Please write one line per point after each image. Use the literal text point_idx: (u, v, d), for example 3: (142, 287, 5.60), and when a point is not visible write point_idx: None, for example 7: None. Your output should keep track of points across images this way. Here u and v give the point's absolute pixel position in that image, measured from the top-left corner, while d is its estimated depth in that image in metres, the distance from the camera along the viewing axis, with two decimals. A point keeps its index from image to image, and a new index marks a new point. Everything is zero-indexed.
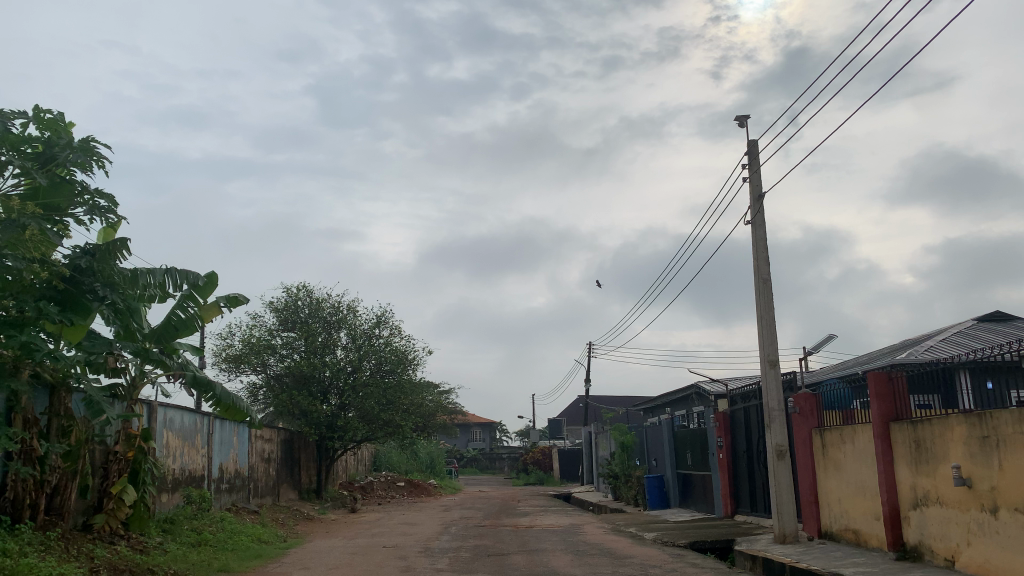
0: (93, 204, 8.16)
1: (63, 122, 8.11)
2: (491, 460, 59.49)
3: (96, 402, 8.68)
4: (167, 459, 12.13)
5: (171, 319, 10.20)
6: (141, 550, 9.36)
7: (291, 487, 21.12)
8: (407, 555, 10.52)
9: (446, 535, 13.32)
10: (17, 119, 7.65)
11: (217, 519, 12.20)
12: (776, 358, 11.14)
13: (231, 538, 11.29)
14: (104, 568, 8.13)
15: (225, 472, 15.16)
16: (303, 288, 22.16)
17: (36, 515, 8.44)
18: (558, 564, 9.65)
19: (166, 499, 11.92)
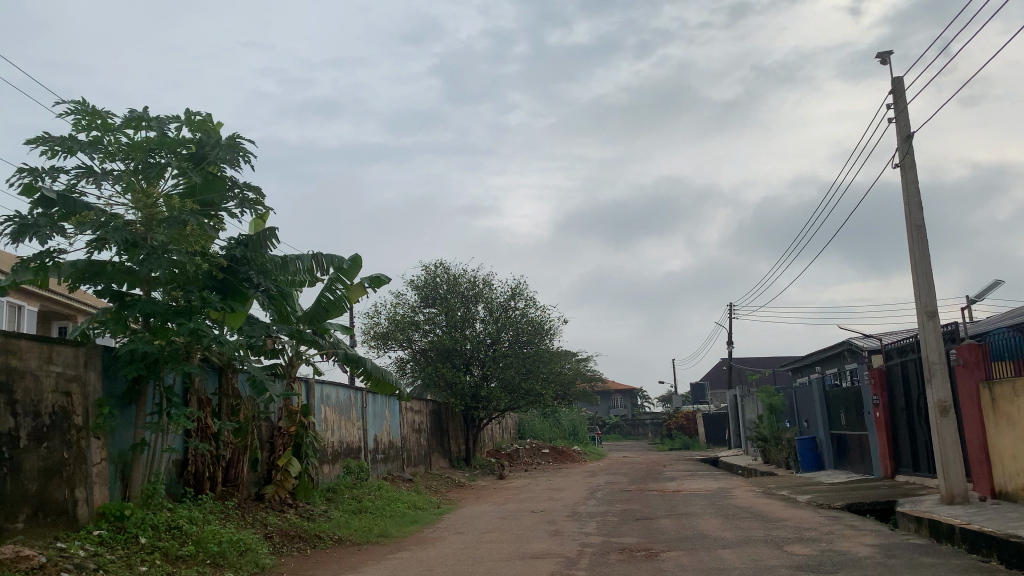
0: (243, 197, 8.71)
1: (212, 122, 8.66)
2: (636, 426, 59.59)
3: (260, 381, 9.31)
4: (326, 432, 12.91)
5: (321, 300, 10.79)
6: (308, 517, 10.05)
7: (442, 456, 21.99)
8: (556, 520, 10.71)
9: (593, 499, 13.46)
10: (171, 123, 8.24)
11: (375, 487, 12.87)
12: (935, 309, 10.43)
13: (389, 505, 11.91)
14: (277, 534, 8.80)
15: (379, 443, 15.96)
16: (441, 265, 22.79)
17: (215, 486, 9.23)
18: (707, 528, 9.54)
19: (328, 469, 12.71)
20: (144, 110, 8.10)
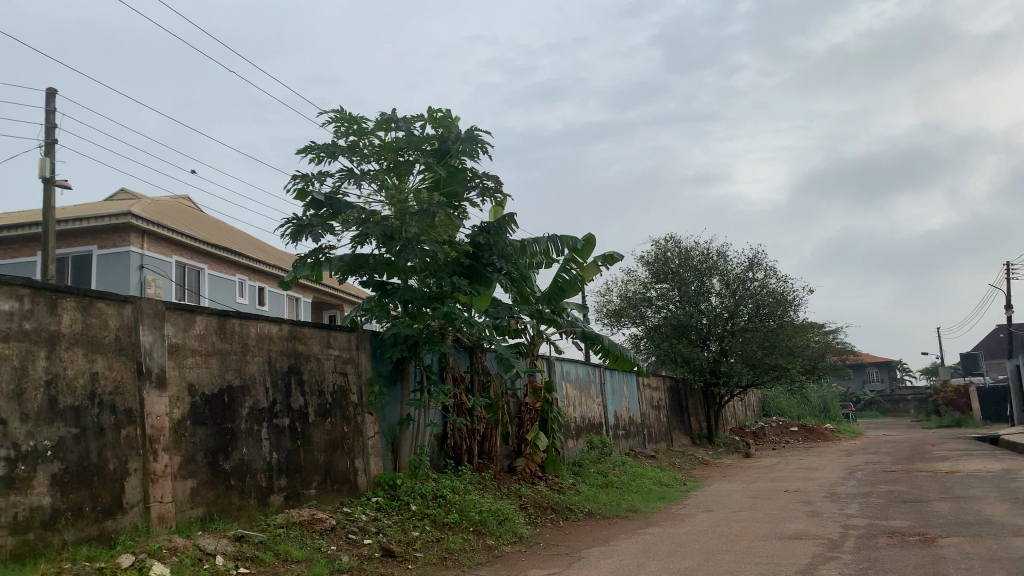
0: (482, 186, 9.13)
1: (451, 117, 9.14)
2: (892, 402, 55.00)
3: (507, 359, 9.75)
4: (569, 408, 13.25)
5: (558, 280, 11.05)
6: (558, 490, 10.40)
7: (683, 433, 21.76)
8: (812, 500, 10.18)
9: (853, 479, 12.62)
10: (416, 122, 8.81)
11: (619, 462, 13.02)
12: None
13: (635, 480, 11.99)
14: (531, 505, 9.21)
15: (620, 419, 16.11)
16: (671, 239, 22.43)
17: (472, 458, 9.85)
18: (992, 513, 8.58)
19: (572, 444, 13.06)
20: (392, 112, 8.74)
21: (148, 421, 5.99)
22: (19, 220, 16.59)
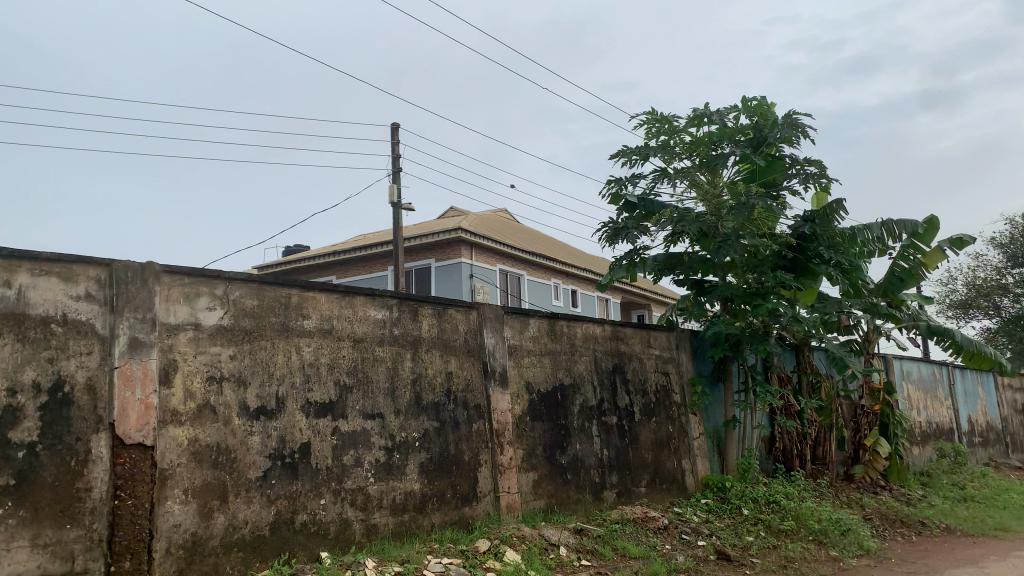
0: (805, 173, 8.59)
1: (767, 104, 8.73)
2: None
3: (840, 358, 9.07)
4: (912, 412, 11.99)
5: (896, 270, 10.10)
6: (907, 501, 9.43)
7: None
8: None
9: None
10: (730, 113, 8.54)
11: (979, 473, 11.47)
12: None
13: (1001, 494, 10.47)
14: (876, 516, 8.46)
15: (975, 424, 14.22)
16: None
17: (804, 464, 9.32)
18: None
19: (918, 452, 11.81)
20: (705, 106, 8.58)
21: (493, 417, 6.48)
22: (370, 240, 19.00)
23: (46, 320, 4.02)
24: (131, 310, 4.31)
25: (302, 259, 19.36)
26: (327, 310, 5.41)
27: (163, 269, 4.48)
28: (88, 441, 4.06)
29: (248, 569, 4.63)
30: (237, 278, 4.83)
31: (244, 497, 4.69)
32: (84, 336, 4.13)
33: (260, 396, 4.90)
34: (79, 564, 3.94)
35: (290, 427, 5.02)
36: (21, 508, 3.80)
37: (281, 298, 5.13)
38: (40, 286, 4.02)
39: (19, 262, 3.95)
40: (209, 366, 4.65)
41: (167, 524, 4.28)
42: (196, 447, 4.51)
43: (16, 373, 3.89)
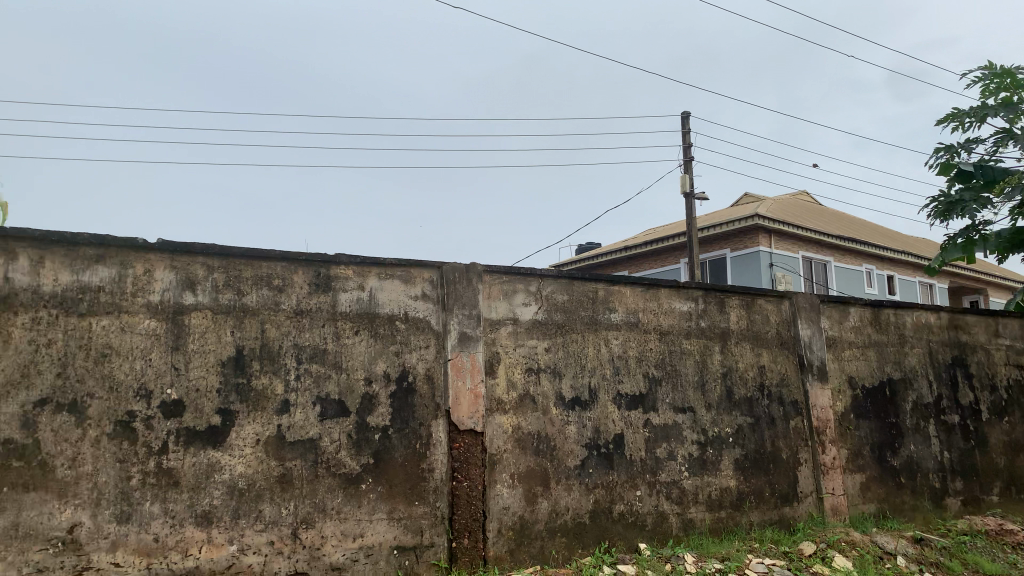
0: None
1: None
2: None
3: None
4: None
5: None
6: None
7: None
8: None
9: None
10: None
11: None
12: None
13: None
14: None
15: None
16: None
17: None
18: None
19: None
20: None
21: (813, 413, 6.04)
22: (662, 232, 18.81)
23: (391, 318, 4.46)
24: (459, 307, 4.63)
25: (597, 255, 19.73)
26: (633, 303, 5.28)
27: (484, 268, 4.74)
28: (428, 427, 4.44)
29: (572, 554, 4.73)
30: (548, 273, 4.91)
31: (565, 484, 4.78)
32: (422, 332, 4.52)
33: (574, 387, 4.94)
34: (426, 538, 4.35)
35: (603, 418, 4.99)
36: (379, 485, 4.28)
37: (589, 291, 5.12)
38: (385, 288, 4.47)
39: (369, 267, 4.44)
40: (527, 358, 4.81)
41: (498, 507, 4.54)
42: (520, 435, 4.69)
43: (370, 364, 4.37)
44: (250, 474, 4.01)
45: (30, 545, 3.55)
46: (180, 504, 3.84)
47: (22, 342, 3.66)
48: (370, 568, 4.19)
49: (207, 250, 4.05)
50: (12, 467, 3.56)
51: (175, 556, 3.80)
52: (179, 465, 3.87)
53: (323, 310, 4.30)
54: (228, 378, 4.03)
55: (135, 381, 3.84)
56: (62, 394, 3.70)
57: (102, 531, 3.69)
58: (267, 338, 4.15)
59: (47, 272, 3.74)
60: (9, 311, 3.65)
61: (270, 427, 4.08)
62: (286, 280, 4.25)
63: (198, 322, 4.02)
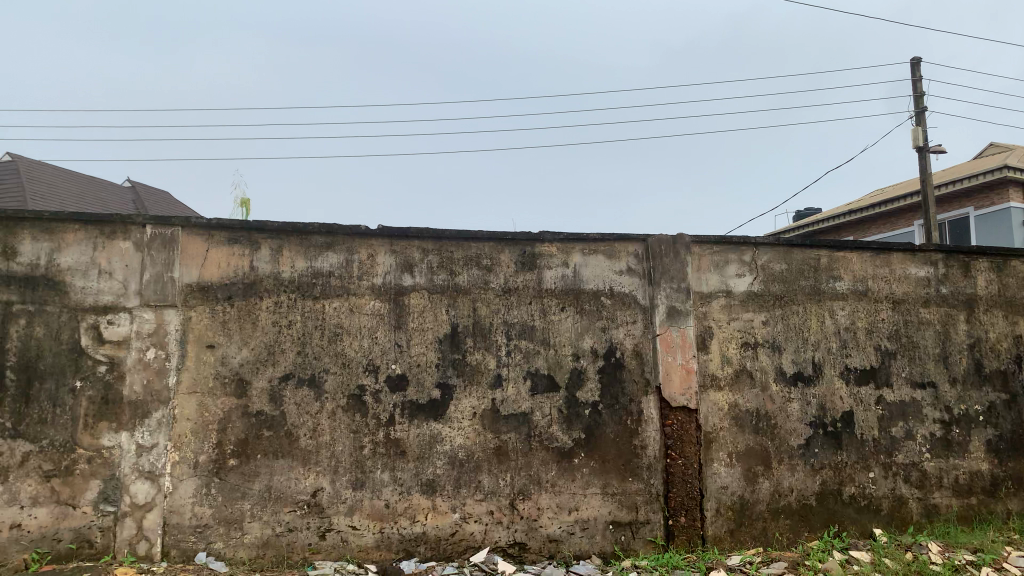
0: None
1: None
2: None
3: None
4: None
5: None
6: None
7: None
8: None
9: None
10: None
11: None
12: None
13: None
14: None
15: None
16: None
17: None
18: None
19: None
20: None
21: None
22: (891, 193, 17.20)
23: (598, 294, 4.42)
24: (667, 281, 4.48)
25: (817, 223, 18.46)
26: (860, 271, 4.81)
27: (693, 239, 4.54)
28: (640, 402, 4.37)
29: (798, 538, 4.46)
30: (763, 241, 4.60)
31: (788, 464, 4.50)
32: (630, 307, 4.44)
33: (795, 362, 4.60)
34: (641, 515, 4.29)
35: (829, 395, 4.62)
36: (592, 459, 4.27)
37: (810, 259, 4.73)
38: (590, 264, 4.44)
39: (574, 243, 4.42)
40: (742, 333, 4.55)
41: (715, 485, 4.38)
42: (736, 412, 4.48)
43: (578, 340, 4.36)
44: (469, 446, 4.16)
45: (282, 506, 3.93)
46: (407, 473, 4.07)
47: (268, 324, 4.04)
48: (586, 542, 4.22)
49: (420, 233, 4.23)
50: (265, 436, 3.96)
51: (404, 521, 4.04)
52: (404, 436, 4.10)
53: (530, 288, 4.35)
54: (444, 354, 4.20)
55: (363, 358, 4.11)
56: (302, 370, 4.05)
57: (340, 496, 4.00)
58: (478, 316, 4.27)
59: (285, 260, 4.10)
60: (256, 296, 4.05)
61: (485, 402, 4.21)
62: (494, 260, 4.34)
63: (416, 302, 4.22)
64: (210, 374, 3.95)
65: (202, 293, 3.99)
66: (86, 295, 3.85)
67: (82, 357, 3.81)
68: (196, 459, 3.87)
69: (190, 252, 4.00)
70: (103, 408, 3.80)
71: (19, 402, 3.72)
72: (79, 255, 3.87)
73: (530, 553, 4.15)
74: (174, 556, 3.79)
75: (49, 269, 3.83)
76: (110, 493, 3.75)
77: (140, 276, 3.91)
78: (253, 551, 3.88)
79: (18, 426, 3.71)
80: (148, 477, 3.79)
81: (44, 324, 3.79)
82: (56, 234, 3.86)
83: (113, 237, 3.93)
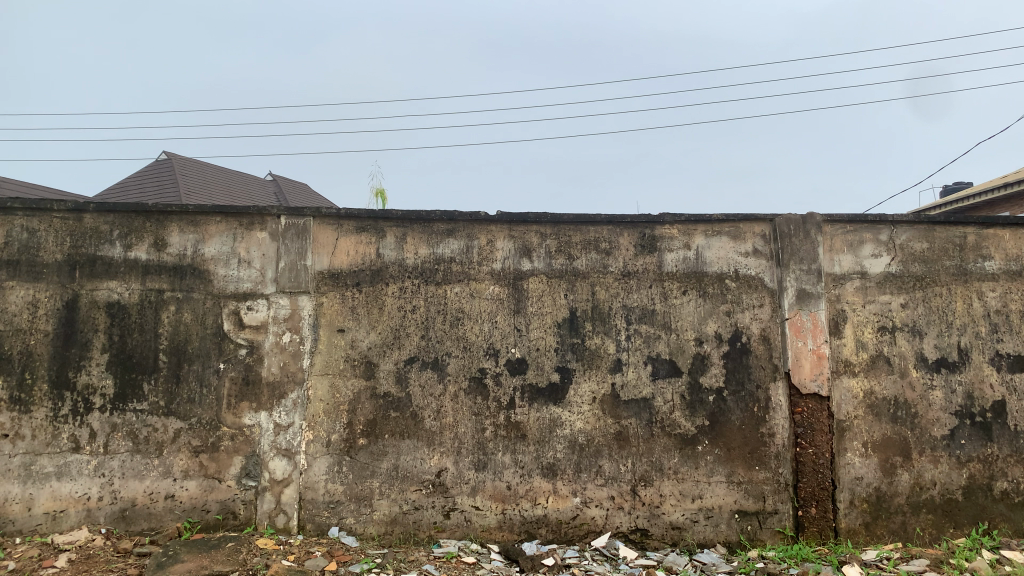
0: None
1: None
2: None
3: None
4: None
5: None
6: None
7: None
8: None
9: None
10: None
11: None
12: None
13: None
14: None
15: None
16: None
17: None
18: None
19: None
20: None
21: None
22: None
23: (721, 277, 4.29)
24: (797, 263, 4.28)
25: (968, 197, 17.11)
26: (1014, 249, 4.39)
27: (825, 218, 4.32)
28: (767, 389, 4.22)
29: (942, 534, 4.18)
30: (902, 219, 4.32)
31: (930, 456, 4.22)
32: (756, 290, 4.29)
33: (939, 348, 4.31)
34: (769, 505, 4.16)
35: (977, 383, 4.29)
36: (716, 447, 4.17)
37: (955, 238, 4.39)
38: (714, 246, 4.31)
39: (696, 225, 4.31)
40: (879, 316, 4.30)
41: (849, 476, 4.18)
42: (872, 400, 4.24)
43: (701, 325, 4.26)
44: (589, 430, 4.15)
45: (408, 485, 4.07)
46: (527, 455, 4.12)
47: (393, 309, 4.17)
48: (711, 530, 4.13)
49: (539, 218, 4.24)
50: (392, 417, 4.10)
51: (525, 503, 4.09)
52: (526, 419, 4.14)
53: (651, 271, 4.28)
54: (564, 339, 4.21)
55: (484, 342, 4.18)
56: (426, 353, 4.16)
57: (463, 477, 4.09)
58: (597, 300, 4.25)
59: (409, 248, 4.21)
60: (382, 282, 4.18)
61: (605, 386, 4.19)
62: (613, 243, 4.29)
63: (535, 287, 4.24)
64: (340, 357, 4.12)
65: (333, 280, 4.16)
66: (228, 282, 4.10)
67: (225, 341, 4.07)
68: (329, 438, 4.06)
69: (321, 241, 4.18)
70: (244, 388, 4.05)
71: (171, 382, 4.02)
72: (222, 246, 4.13)
73: (653, 540, 4.11)
74: (310, 529, 4.00)
75: (195, 259, 4.10)
76: (251, 468, 4.00)
77: (275, 265, 4.13)
78: (382, 528, 4.04)
79: (170, 404, 4.01)
80: (285, 454, 4.02)
81: (191, 310, 4.07)
82: (201, 226, 4.13)
83: (251, 228, 4.16)
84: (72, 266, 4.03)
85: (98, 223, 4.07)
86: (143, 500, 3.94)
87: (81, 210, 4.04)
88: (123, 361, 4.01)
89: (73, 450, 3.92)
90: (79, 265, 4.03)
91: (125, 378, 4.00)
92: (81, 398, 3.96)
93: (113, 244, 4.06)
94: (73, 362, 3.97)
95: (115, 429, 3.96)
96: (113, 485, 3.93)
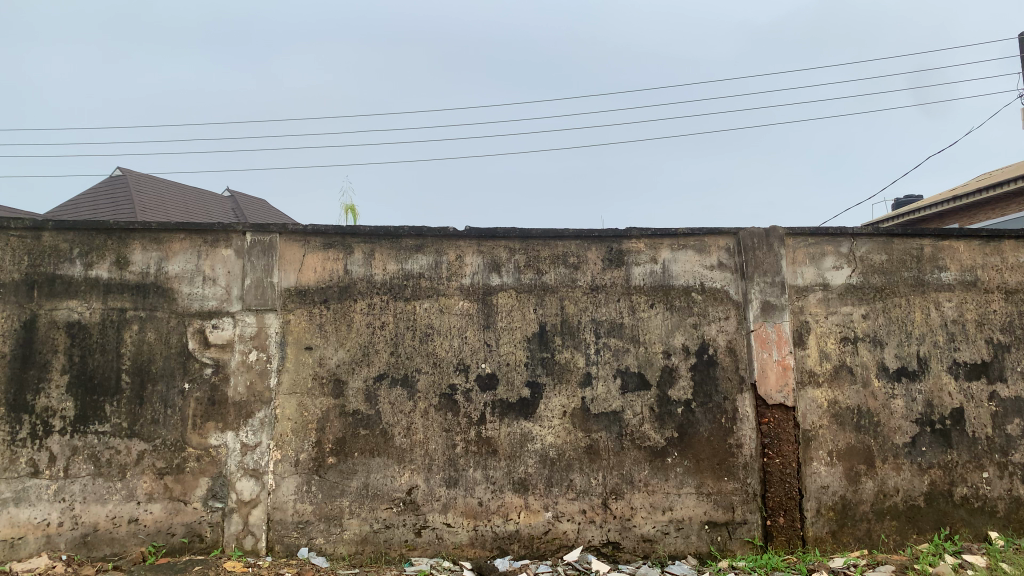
0: None
1: None
2: None
3: None
4: None
5: None
6: None
7: None
8: None
9: None
10: None
11: None
12: None
13: None
14: None
15: None
16: None
17: None
18: None
19: None
20: None
21: None
22: (1001, 174, 16.13)
23: (688, 290, 4.35)
24: (761, 275, 4.35)
25: (919, 211, 17.57)
26: (968, 260, 4.53)
27: (787, 231, 4.40)
28: (734, 401, 4.27)
29: (906, 540, 4.26)
30: (862, 231, 4.43)
31: (894, 463, 4.31)
32: (721, 302, 4.35)
33: (899, 357, 4.40)
34: (738, 515, 4.20)
35: (936, 390, 4.39)
36: (685, 459, 4.21)
37: (912, 250, 4.50)
38: (680, 259, 4.36)
39: (662, 239, 4.36)
40: (842, 327, 4.39)
41: (816, 485, 4.24)
42: (837, 409, 4.32)
43: (669, 337, 4.30)
44: (560, 444, 4.16)
45: (379, 503, 4.03)
46: (498, 471, 4.11)
47: (362, 325, 4.14)
48: (682, 542, 4.16)
49: (508, 233, 4.26)
50: (361, 435, 4.07)
51: (497, 519, 4.08)
52: (496, 434, 4.13)
53: (618, 285, 4.32)
54: (534, 353, 4.22)
55: (454, 357, 4.17)
56: (396, 369, 4.13)
57: (435, 494, 4.07)
58: (566, 315, 4.27)
59: (378, 263, 4.19)
60: (350, 299, 4.16)
61: (575, 400, 4.20)
62: (581, 257, 4.32)
63: (504, 301, 4.25)
64: (308, 375, 4.08)
65: (300, 297, 4.13)
66: (193, 301, 4.04)
67: (189, 361, 4.00)
68: (297, 457, 4.01)
69: (288, 257, 4.15)
70: (210, 408, 3.98)
71: (134, 404, 3.94)
72: (186, 263, 4.07)
73: (625, 552, 4.13)
74: (278, 551, 3.94)
75: (158, 277, 4.04)
76: (218, 490, 3.93)
77: (241, 282, 4.08)
78: (352, 547, 3.99)
79: (134, 426, 3.93)
80: (253, 475, 3.95)
81: (154, 329, 4.00)
82: (164, 244, 4.07)
83: (216, 245, 4.11)
84: (30, 285, 3.93)
85: (57, 241, 3.98)
86: (105, 525, 3.84)
87: (39, 228, 3.96)
88: (83, 382, 3.91)
89: (32, 475, 3.82)
90: (37, 285, 3.94)
91: (86, 400, 3.90)
92: (40, 420, 3.85)
93: (73, 263, 3.98)
94: (32, 384, 3.87)
95: (76, 452, 3.87)
96: (74, 510, 3.83)
